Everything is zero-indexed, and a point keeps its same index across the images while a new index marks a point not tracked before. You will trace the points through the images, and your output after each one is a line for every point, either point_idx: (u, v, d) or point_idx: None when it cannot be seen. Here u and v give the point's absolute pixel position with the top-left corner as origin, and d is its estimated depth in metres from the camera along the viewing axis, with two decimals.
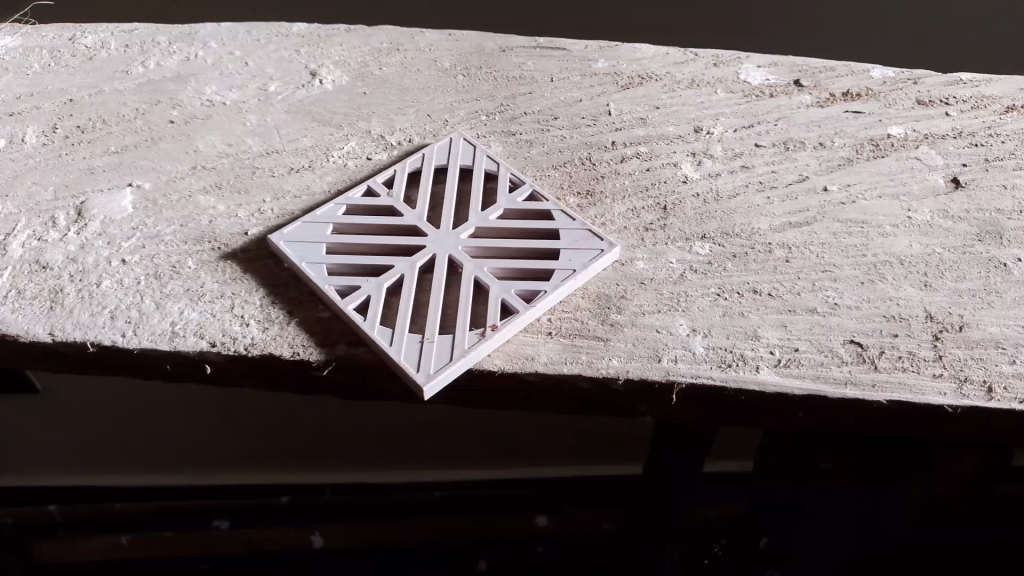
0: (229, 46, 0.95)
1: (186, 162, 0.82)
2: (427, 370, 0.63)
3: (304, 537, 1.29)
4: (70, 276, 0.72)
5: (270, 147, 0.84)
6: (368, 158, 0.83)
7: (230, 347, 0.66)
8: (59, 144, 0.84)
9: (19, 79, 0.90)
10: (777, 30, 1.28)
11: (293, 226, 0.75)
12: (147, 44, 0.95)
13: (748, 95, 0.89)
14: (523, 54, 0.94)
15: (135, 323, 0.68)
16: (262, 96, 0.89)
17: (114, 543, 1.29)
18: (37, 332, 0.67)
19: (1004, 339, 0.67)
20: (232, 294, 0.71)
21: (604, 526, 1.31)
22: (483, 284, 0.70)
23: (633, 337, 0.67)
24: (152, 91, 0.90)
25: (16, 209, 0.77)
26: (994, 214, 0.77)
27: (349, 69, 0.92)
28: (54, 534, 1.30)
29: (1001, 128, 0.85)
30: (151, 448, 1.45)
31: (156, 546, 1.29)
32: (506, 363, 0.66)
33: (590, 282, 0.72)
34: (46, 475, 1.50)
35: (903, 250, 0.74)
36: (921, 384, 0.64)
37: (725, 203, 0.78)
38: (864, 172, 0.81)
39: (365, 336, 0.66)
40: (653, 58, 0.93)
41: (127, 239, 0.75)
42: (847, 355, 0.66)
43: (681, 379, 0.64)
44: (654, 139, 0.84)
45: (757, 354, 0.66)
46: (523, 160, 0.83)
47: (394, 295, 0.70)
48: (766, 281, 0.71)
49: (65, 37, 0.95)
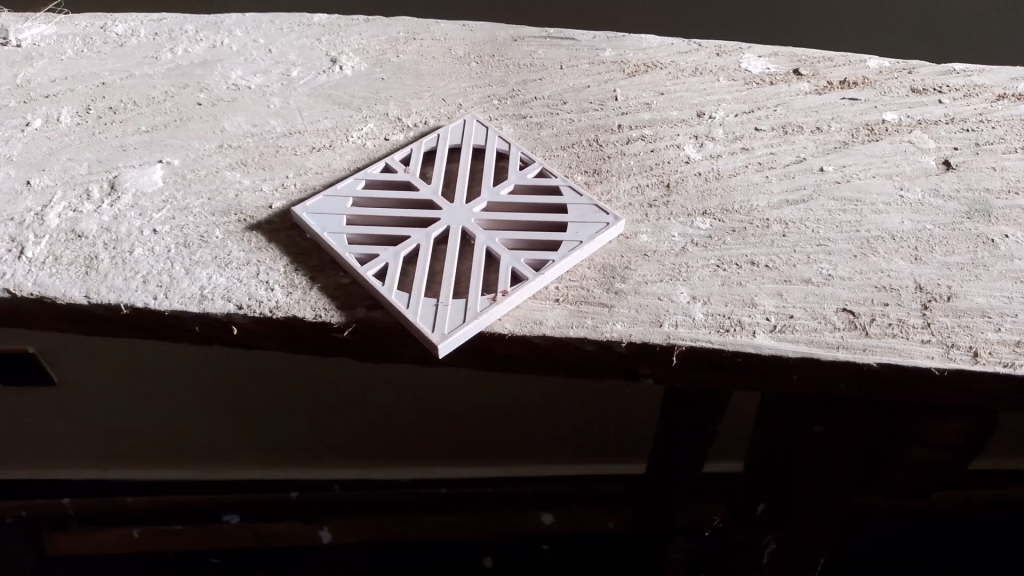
0: (253, 34, 1.00)
1: (214, 141, 0.87)
2: (441, 330, 0.67)
3: (312, 532, 1.34)
4: (104, 244, 0.76)
5: (294, 127, 0.88)
6: (386, 138, 0.87)
7: (256, 310, 0.70)
8: (93, 123, 0.88)
9: (54, 64, 0.95)
10: (788, 24, 1.31)
11: (315, 199, 0.79)
12: (175, 32, 1.00)
13: (749, 83, 0.93)
14: (535, 43, 0.98)
15: (166, 287, 0.72)
16: (285, 80, 0.94)
17: (125, 535, 1.34)
18: (73, 294, 0.71)
19: (991, 308, 0.71)
20: (257, 262, 0.75)
21: (610, 525, 1.32)
22: (494, 254, 0.74)
23: (636, 303, 0.71)
24: (180, 75, 0.94)
25: (53, 182, 0.82)
26: (983, 194, 0.81)
27: (368, 57, 0.97)
28: (67, 526, 1.36)
29: (992, 115, 0.88)
30: (163, 444, 1.49)
31: (166, 538, 1.34)
32: (516, 326, 0.69)
33: (596, 253, 0.76)
34: (57, 468, 1.54)
35: (895, 226, 0.78)
36: (910, 348, 0.68)
37: (725, 181, 0.82)
38: (860, 154, 0.85)
39: (384, 300, 0.69)
40: (659, 48, 0.97)
41: (158, 210, 0.79)
42: (840, 322, 0.70)
43: (682, 342, 0.68)
44: (659, 122, 0.88)
45: (755, 319, 0.70)
46: (533, 142, 0.87)
47: (411, 263, 0.74)
48: (763, 253, 0.75)
49: (98, 26, 1.00)
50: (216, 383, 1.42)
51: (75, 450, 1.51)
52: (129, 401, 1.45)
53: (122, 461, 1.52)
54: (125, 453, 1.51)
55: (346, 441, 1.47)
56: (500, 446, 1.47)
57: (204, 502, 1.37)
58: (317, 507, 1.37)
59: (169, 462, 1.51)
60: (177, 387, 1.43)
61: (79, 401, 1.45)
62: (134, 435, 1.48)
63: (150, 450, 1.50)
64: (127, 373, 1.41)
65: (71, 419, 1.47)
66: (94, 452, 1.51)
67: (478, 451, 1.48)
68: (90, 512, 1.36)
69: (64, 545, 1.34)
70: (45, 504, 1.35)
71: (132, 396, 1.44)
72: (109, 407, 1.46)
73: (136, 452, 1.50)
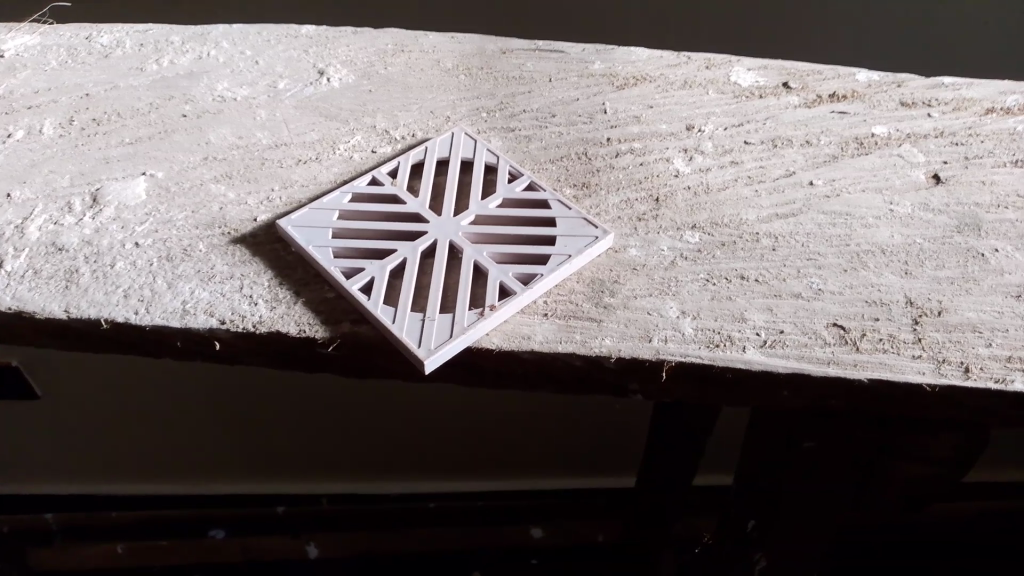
0: (240, 46, 0.99)
1: (199, 154, 0.86)
2: (428, 345, 0.66)
3: (300, 547, 1.34)
4: (85, 258, 0.75)
5: (280, 140, 0.88)
6: (373, 150, 0.86)
7: (239, 324, 0.69)
8: (76, 135, 0.87)
9: (38, 75, 0.94)
10: (782, 40, 1.31)
11: (300, 213, 0.78)
12: (161, 44, 0.99)
13: (739, 96, 0.92)
14: (524, 56, 0.98)
15: (148, 302, 0.71)
16: (272, 92, 0.93)
17: (109, 551, 1.33)
18: (53, 309, 0.70)
19: (981, 323, 0.70)
20: (241, 276, 0.74)
21: (598, 539, 1.35)
22: (482, 268, 0.73)
23: (625, 318, 0.70)
24: (166, 87, 0.93)
25: (34, 195, 0.81)
26: (973, 208, 0.80)
27: (356, 69, 0.96)
28: (51, 540, 1.34)
29: (981, 128, 0.88)
30: (148, 455, 1.46)
31: (150, 552, 1.33)
32: (504, 341, 0.68)
33: (584, 267, 0.75)
34: (37, 484, 1.50)
35: (885, 240, 0.77)
36: (901, 363, 0.67)
37: (714, 195, 0.82)
38: (849, 167, 0.84)
39: (369, 315, 0.68)
40: (648, 61, 0.97)
41: (140, 224, 0.78)
42: (830, 337, 0.69)
43: (671, 357, 0.67)
44: (648, 135, 0.88)
45: (744, 334, 0.69)
46: (522, 155, 0.86)
47: (397, 277, 0.73)
48: (753, 268, 0.75)
49: (82, 37, 0.99)
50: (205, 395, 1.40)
51: (57, 463, 1.47)
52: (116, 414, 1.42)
53: (106, 475, 1.48)
54: (108, 467, 1.47)
55: (334, 455, 1.45)
56: (490, 458, 1.45)
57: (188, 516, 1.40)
58: (304, 521, 1.38)
59: (157, 475, 1.48)
60: (162, 397, 1.40)
61: (62, 411, 1.42)
62: (119, 447, 1.45)
63: (133, 462, 1.47)
64: (112, 383, 1.39)
65: (54, 430, 1.44)
66: (78, 464, 1.47)
67: (468, 465, 1.46)
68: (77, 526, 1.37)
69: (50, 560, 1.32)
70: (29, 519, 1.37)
71: (118, 406, 1.42)
72: (93, 418, 1.43)
73: (122, 465, 1.47)
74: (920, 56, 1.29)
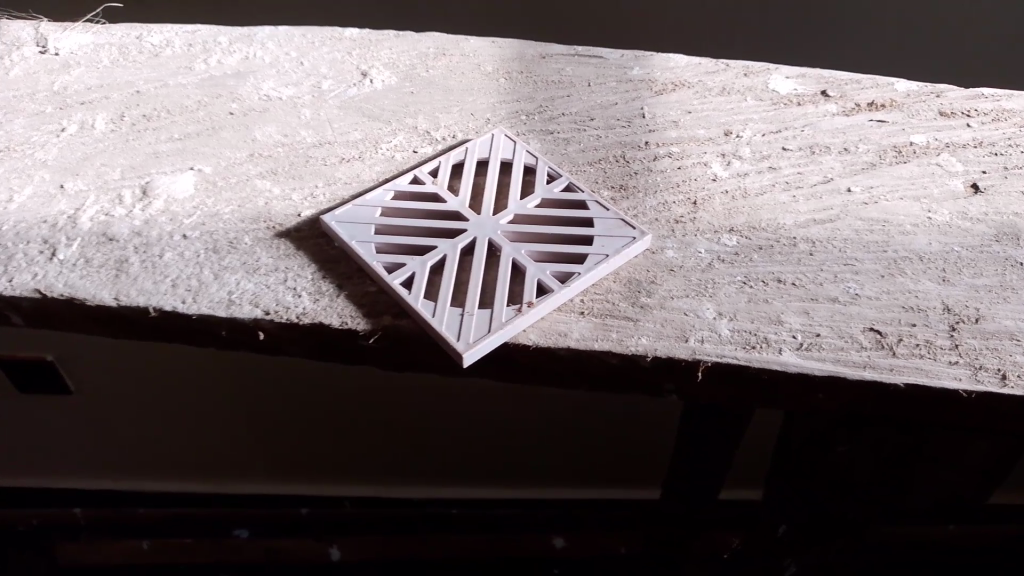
0: (286, 47, 1.01)
1: (245, 150, 0.88)
2: (466, 339, 0.67)
3: (322, 550, 1.25)
4: (135, 248, 0.77)
5: (324, 138, 0.89)
6: (414, 150, 0.88)
7: (283, 315, 0.71)
8: (127, 130, 0.90)
9: (91, 72, 0.97)
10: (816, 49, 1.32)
11: (344, 208, 0.80)
12: (209, 44, 1.01)
13: (777, 103, 0.93)
14: (563, 61, 1.00)
15: (195, 292, 0.73)
16: (316, 92, 0.95)
17: (135, 548, 1.27)
18: (103, 297, 0.72)
19: (1019, 331, 0.70)
20: (286, 269, 0.75)
21: (621, 551, 1.24)
22: (520, 266, 0.74)
23: (661, 319, 0.71)
24: (213, 86, 0.96)
25: (87, 187, 0.83)
26: (1012, 217, 0.80)
27: (398, 71, 0.98)
28: (79, 537, 1.27)
29: (1021, 139, 0.88)
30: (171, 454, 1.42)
31: (176, 552, 1.26)
32: (540, 338, 0.69)
33: (621, 268, 0.76)
34: (63, 478, 1.48)
35: (923, 247, 0.77)
36: (936, 369, 0.67)
37: (751, 200, 0.82)
38: (887, 174, 0.85)
39: (411, 309, 0.70)
40: (686, 68, 0.98)
41: (188, 216, 0.80)
42: (866, 341, 0.69)
43: (707, 357, 0.68)
44: (685, 140, 0.89)
45: (780, 336, 0.69)
46: (560, 157, 0.87)
47: (437, 273, 0.74)
48: (789, 271, 0.75)
49: (133, 36, 1.02)
50: (226, 397, 1.34)
51: (83, 458, 1.44)
52: (140, 419, 1.38)
53: (133, 471, 1.45)
54: (132, 463, 1.44)
55: (356, 458, 1.40)
56: (513, 467, 1.40)
57: (216, 514, 1.30)
58: (328, 523, 1.29)
59: (180, 473, 1.45)
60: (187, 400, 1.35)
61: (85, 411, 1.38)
62: (143, 446, 1.41)
63: (157, 459, 1.43)
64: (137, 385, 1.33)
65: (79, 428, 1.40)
66: (104, 460, 1.44)
67: (496, 475, 1.41)
68: (102, 522, 1.28)
69: (77, 557, 1.26)
70: (53, 512, 1.28)
71: (141, 408, 1.36)
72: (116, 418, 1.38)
73: (147, 461, 1.44)
74: (959, 66, 1.29)
